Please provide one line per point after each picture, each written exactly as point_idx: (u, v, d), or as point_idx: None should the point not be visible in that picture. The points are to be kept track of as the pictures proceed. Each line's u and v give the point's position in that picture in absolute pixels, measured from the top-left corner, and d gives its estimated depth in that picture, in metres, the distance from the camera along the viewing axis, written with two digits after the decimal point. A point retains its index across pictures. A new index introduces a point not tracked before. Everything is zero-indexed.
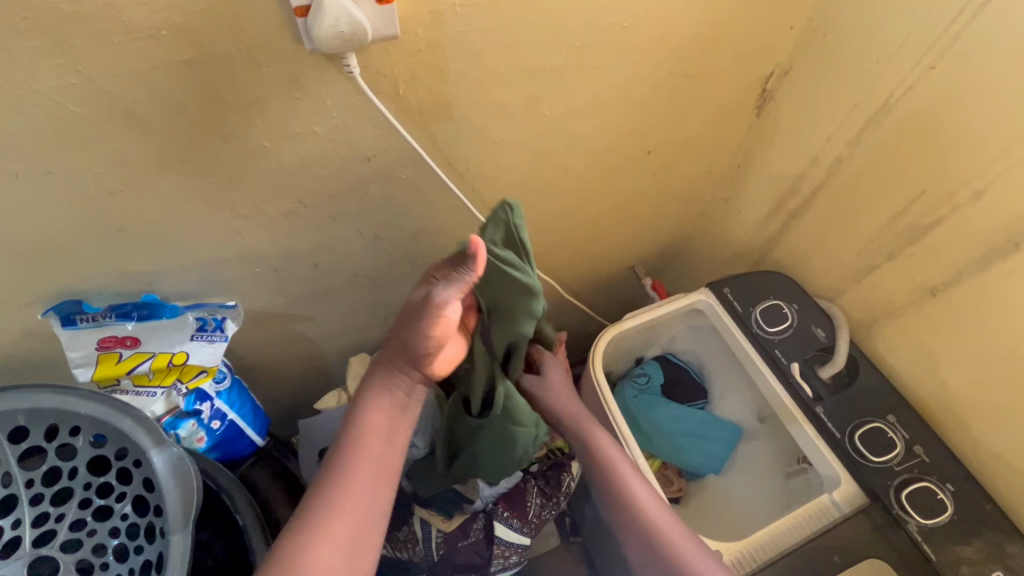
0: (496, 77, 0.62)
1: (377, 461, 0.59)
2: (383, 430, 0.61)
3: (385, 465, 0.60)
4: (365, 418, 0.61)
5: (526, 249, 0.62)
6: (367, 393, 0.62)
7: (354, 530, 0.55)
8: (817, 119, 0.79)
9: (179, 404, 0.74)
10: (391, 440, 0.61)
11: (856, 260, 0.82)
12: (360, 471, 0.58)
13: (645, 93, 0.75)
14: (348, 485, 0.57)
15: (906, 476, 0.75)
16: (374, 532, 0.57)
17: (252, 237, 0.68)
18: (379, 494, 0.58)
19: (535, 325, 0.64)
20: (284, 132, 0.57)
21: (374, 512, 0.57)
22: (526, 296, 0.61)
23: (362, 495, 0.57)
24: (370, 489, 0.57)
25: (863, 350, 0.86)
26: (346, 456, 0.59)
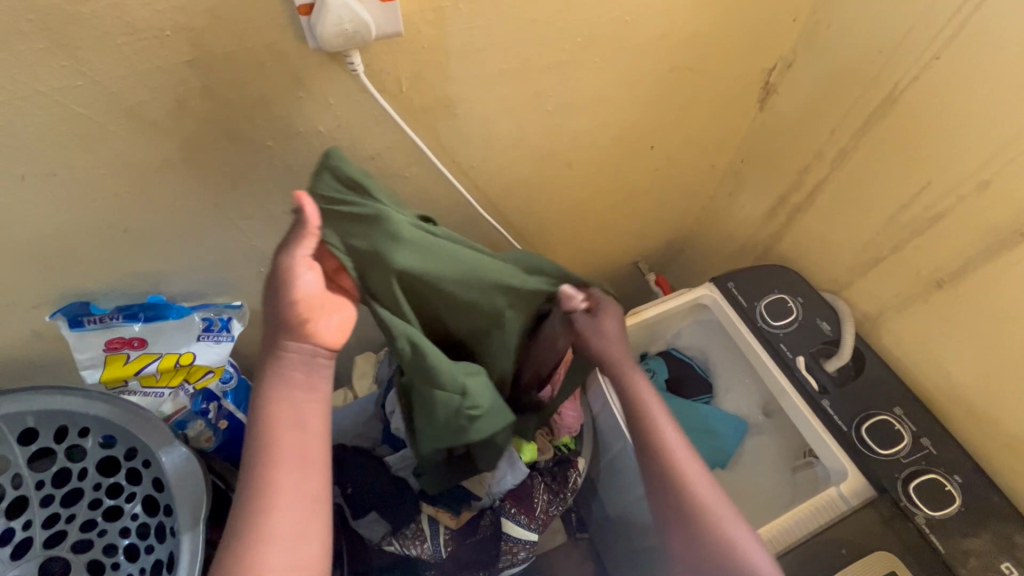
0: (499, 74, 0.62)
1: (298, 452, 0.51)
2: (301, 418, 0.53)
3: (312, 452, 0.52)
4: (274, 417, 0.52)
5: (360, 182, 0.55)
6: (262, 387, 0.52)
7: (299, 523, 0.49)
8: (821, 112, 0.79)
9: (187, 405, 0.74)
10: (304, 428, 0.52)
11: (861, 253, 0.82)
12: (284, 467, 0.50)
13: (648, 88, 0.75)
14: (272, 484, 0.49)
15: (912, 468, 0.76)
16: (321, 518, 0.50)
17: (257, 237, 0.68)
18: (310, 483, 0.51)
19: (405, 247, 0.53)
20: (288, 132, 0.57)
21: (313, 503, 0.50)
22: (373, 222, 0.53)
23: (297, 490, 0.50)
24: (299, 482, 0.50)
25: (868, 342, 0.86)
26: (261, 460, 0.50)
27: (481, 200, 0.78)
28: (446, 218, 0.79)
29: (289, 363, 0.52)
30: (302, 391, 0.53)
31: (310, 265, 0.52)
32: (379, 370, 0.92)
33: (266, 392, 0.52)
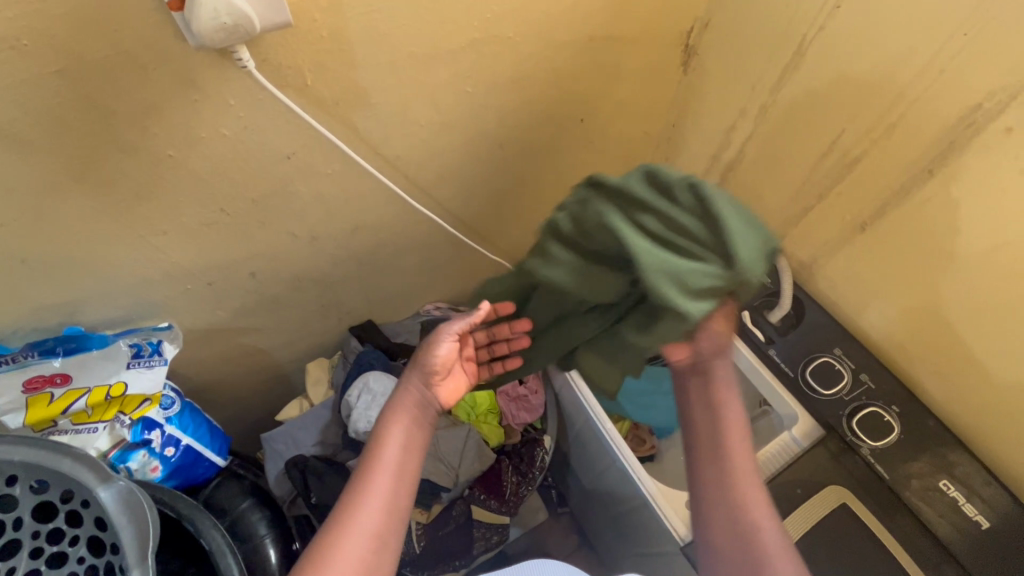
0: (409, 57, 0.60)
1: (393, 479, 0.60)
2: (405, 450, 0.63)
3: (403, 486, 0.61)
4: (385, 437, 0.63)
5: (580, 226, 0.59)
6: (390, 410, 0.65)
7: (373, 542, 0.56)
8: (739, 69, 0.80)
9: (126, 437, 0.69)
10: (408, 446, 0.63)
11: (790, 205, 0.84)
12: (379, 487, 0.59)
13: (569, 59, 0.74)
14: (367, 499, 0.58)
15: (855, 404, 0.80)
16: (391, 546, 0.58)
17: (178, 253, 0.64)
18: (395, 512, 0.59)
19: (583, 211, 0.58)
20: (188, 139, 0.54)
21: (387, 534, 0.58)
22: (577, 210, 0.59)
23: (381, 513, 0.58)
24: (386, 509, 0.58)
25: (805, 289, 0.89)
26: (367, 472, 0.60)
27: (412, 190, 0.77)
28: (381, 211, 0.77)
29: (416, 397, 0.67)
30: (422, 421, 0.66)
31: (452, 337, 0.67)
32: (334, 376, 0.93)
33: (392, 413, 0.64)
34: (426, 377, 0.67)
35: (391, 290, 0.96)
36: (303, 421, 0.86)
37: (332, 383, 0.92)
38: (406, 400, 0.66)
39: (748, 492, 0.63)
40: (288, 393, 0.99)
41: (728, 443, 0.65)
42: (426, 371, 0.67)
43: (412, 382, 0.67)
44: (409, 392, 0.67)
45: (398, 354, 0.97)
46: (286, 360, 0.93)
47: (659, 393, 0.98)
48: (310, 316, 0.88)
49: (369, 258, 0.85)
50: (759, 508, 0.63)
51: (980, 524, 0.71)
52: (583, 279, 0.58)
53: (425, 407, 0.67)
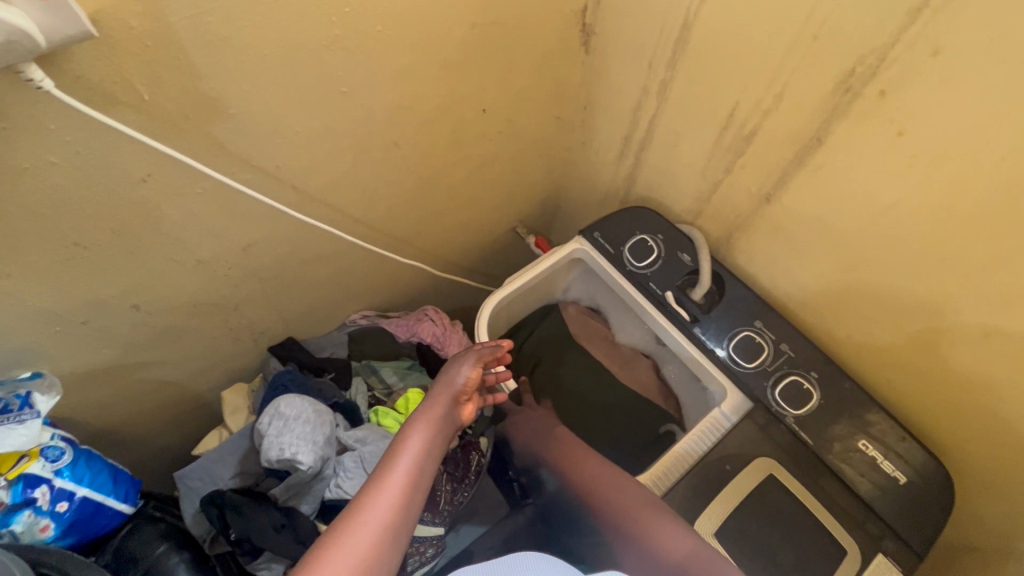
0: (264, 61, 0.54)
1: (408, 484, 0.62)
2: (423, 455, 0.65)
3: (415, 488, 0.63)
4: (407, 438, 0.66)
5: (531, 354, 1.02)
6: (418, 415, 0.69)
7: (380, 538, 0.58)
8: (636, 47, 0.78)
9: (5, 498, 0.63)
10: (423, 461, 0.65)
11: (701, 181, 0.84)
12: (393, 487, 0.62)
13: (454, 50, 0.70)
14: (382, 495, 0.61)
15: (777, 374, 0.81)
16: (397, 543, 0.59)
17: (35, 295, 0.59)
18: (406, 513, 0.61)
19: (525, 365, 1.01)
20: (10, 172, 0.48)
21: (397, 531, 0.59)
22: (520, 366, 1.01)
23: (396, 506, 0.60)
24: (397, 509, 0.60)
25: (725, 264, 0.90)
26: (386, 467, 0.63)
27: (304, 199, 0.72)
28: (276, 226, 0.73)
29: (443, 410, 0.70)
30: (444, 432, 0.69)
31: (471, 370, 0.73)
32: (254, 400, 0.89)
33: (418, 421, 0.68)
34: (453, 396, 0.71)
35: (308, 304, 0.92)
36: (220, 451, 0.81)
37: (253, 408, 0.89)
38: (433, 411, 0.69)
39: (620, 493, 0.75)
40: (213, 420, 0.95)
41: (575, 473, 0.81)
42: (453, 393, 0.72)
43: (440, 398, 0.71)
44: (438, 406, 0.70)
45: (324, 369, 0.94)
46: (203, 388, 0.89)
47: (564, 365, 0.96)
48: (219, 342, 0.83)
49: (273, 275, 0.80)
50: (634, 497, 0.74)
51: (898, 479, 0.73)
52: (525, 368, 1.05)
53: (448, 420, 0.70)
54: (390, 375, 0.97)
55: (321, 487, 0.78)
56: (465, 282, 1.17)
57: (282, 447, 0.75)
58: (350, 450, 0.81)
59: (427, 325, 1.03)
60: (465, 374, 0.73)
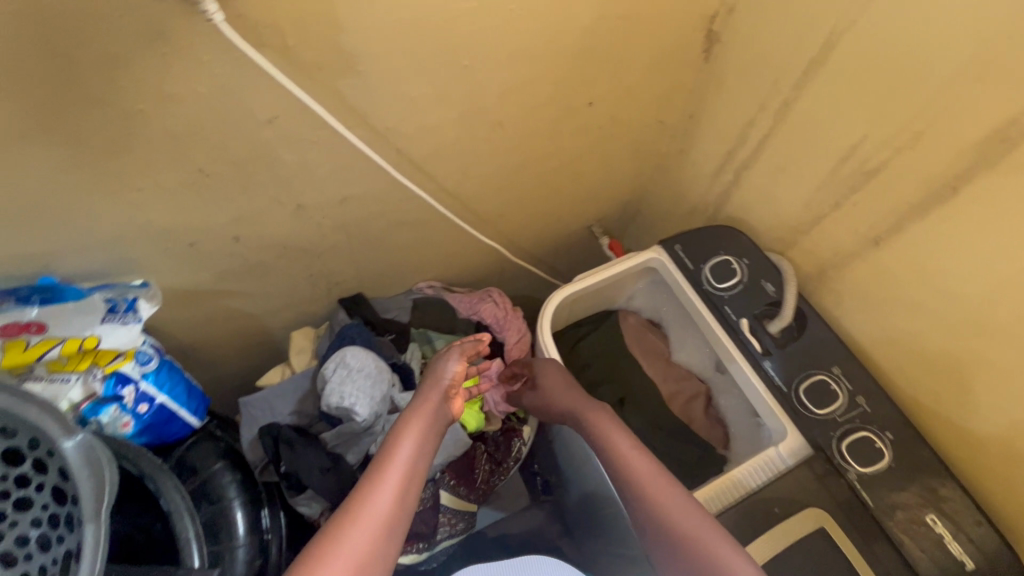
0: (403, 25, 0.56)
1: (404, 477, 0.63)
2: (417, 452, 0.67)
3: (412, 482, 0.64)
4: (401, 434, 0.68)
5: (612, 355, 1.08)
6: (411, 413, 0.71)
7: (382, 531, 0.58)
8: (764, 59, 0.74)
9: (98, 390, 0.69)
10: (421, 451, 0.67)
11: (804, 212, 0.80)
12: (391, 482, 0.62)
13: (577, 39, 0.69)
14: (385, 480, 0.62)
15: (847, 427, 0.76)
16: (395, 537, 0.59)
17: (155, 212, 0.63)
18: (403, 505, 0.61)
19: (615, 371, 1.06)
20: (161, 94, 0.51)
21: (396, 523, 0.59)
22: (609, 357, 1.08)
23: (394, 501, 0.61)
24: (399, 495, 0.61)
25: (810, 302, 0.85)
26: (381, 465, 0.64)
27: (404, 162, 0.74)
28: (373, 185, 0.75)
29: (434, 406, 0.73)
30: (436, 427, 0.72)
31: (457, 363, 0.79)
32: (317, 346, 0.93)
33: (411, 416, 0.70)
34: (443, 391, 0.76)
35: (384, 265, 0.95)
36: (282, 388, 0.86)
37: (315, 353, 0.93)
38: (425, 406, 0.73)
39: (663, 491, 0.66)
40: (276, 358, 1.00)
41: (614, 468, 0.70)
42: (442, 386, 0.76)
43: (429, 394, 0.74)
44: (429, 402, 0.74)
45: (387, 329, 0.97)
46: (274, 326, 0.93)
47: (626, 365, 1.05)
48: (299, 285, 0.88)
49: (359, 231, 0.83)
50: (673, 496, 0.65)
51: (964, 564, 0.68)
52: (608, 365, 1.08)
53: (440, 415, 0.74)
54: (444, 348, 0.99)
55: (368, 441, 0.81)
56: (531, 271, 1.17)
57: (343, 395, 0.79)
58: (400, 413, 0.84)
59: (490, 306, 1.04)
60: (452, 368, 0.79)
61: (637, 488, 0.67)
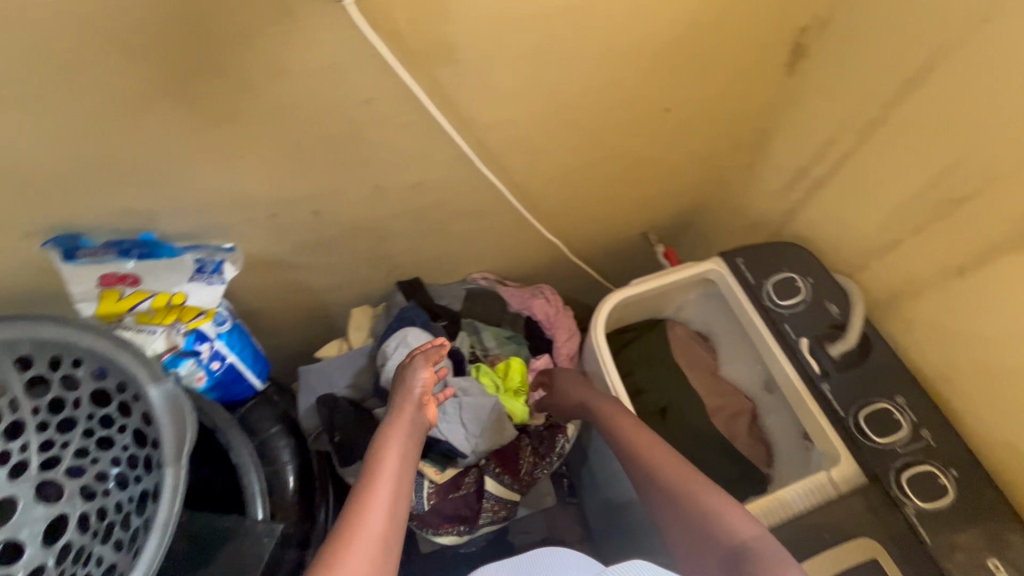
0: (505, 18, 0.58)
1: (392, 497, 0.61)
2: (399, 470, 0.64)
3: (399, 501, 0.61)
4: (383, 454, 0.65)
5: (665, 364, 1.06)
6: (386, 430, 0.68)
7: (378, 556, 0.56)
8: (855, 76, 0.73)
9: (179, 343, 0.74)
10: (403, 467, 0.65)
11: (880, 236, 0.78)
12: (380, 505, 0.59)
13: (665, 44, 0.70)
14: (374, 500, 0.60)
15: (908, 459, 0.74)
16: (391, 562, 0.57)
17: (249, 180, 0.66)
18: (397, 520, 0.60)
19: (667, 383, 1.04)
20: (276, 68, 0.54)
21: (390, 545, 0.57)
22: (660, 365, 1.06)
23: (385, 522, 0.58)
24: (391, 512, 0.60)
25: (876, 328, 0.83)
26: (367, 487, 0.61)
27: (482, 153, 0.75)
28: (448, 172, 0.77)
29: (409, 419, 0.70)
30: (414, 440, 0.69)
31: (425, 368, 0.75)
32: (374, 325, 0.95)
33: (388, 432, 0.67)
34: (415, 401, 0.72)
35: (443, 254, 0.97)
36: (338, 361, 0.89)
37: (372, 332, 0.95)
38: (401, 420, 0.69)
39: (669, 469, 0.68)
40: (330, 334, 1.03)
41: (625, 452, 0.73)
42: (414, 397, 0.72)
43: (402, 405, 0.71)
44: (402, 415, 0.70)
45: (439, 316, 0.97)
46: (333, 303, 0.96)
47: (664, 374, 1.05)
48: (363, 265, 0.90)
49: (427, 216, 0.85)
50: (678, 469, 0.67)
51: None
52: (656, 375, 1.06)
53: (416, 426, 0.71)
54: (490, 340, 1.00)
55: None
56: (582, 273, 1.17)
57: None
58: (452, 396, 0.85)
59: (541, 303, 1.05)
60: (421, 375, 0.74)
61: (649, 474, 0.69)
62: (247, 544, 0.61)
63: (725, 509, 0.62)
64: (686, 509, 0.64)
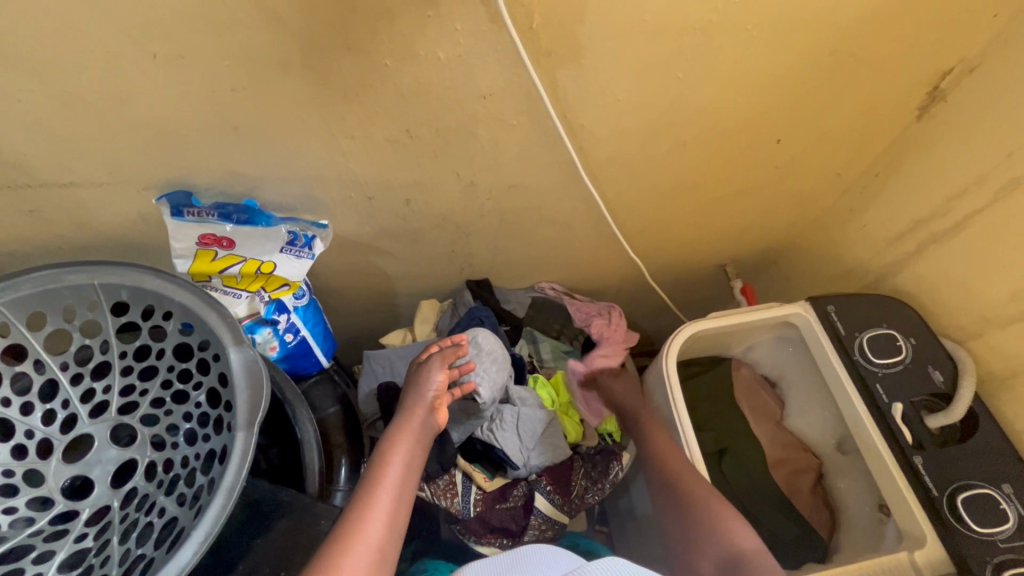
0: (641, 28, 0.56)
1: (393, 502, 0.61)
2: (402, 476, 0.64)
3: (400, 508, 0.62)
4: (388, 458, 0.65)
5: (729, 405, 1.01)
6: (395, 432, 0.68)
7: (373, 561, 0.56)
8: (1002, 129, 0.67)
9: (260, 311, 0.75)
10: (408, 472, 0.65)
11: (1006, 303, 0.72)
12: (381, 509, 0.60)
13: (797, 72, 0.66)
14: (373, 504, 0.60)
15: (1009, 556, 0.67)
16: (386, 568, 0.58)
17: (355, 160, 0.67)
18: (394, 528, 0.60)
19: (730, 425, 0.99)
20: (407, 54, 0.54)
21: (387, 551, 0.58)
22: (723, 404, 1.01)
23: (382, 530, 0.59)
24: (388, 519, 0.60)
25: (984, 403, 0.76)
26: (369, 491, 0.62)
27: (582, 162, 0.74)
28: (544, 177, 0.75)
29: (419, 423, 0.70)
30: (422, 444, 0.69)
31: (439, 372, 0.74)
32: (440, 320, 0.95)
33: (396, 434, 0.68)
34: (427, 405, 0.72)
35: (517, 260, 0.95)
36: (401, 351, 0.89)
37: (436, 327, 0.95)
38: (410, 422, 0.70)
39: (681, 467, 0.78)
40: (392, 322, 1.03)
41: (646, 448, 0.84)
42: (425, 400, 0.72)
43: (414, 408, 0.71)
44: (413, 418, 0.70)
45: (503, 320, 0.95)
46: (401, 292, 0.96)
47: (727, 414, 1.00)
48: (438, 259, 0.90)
49: (512, 219, 0.83)
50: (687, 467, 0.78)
51: None
52: (719, 417, 1.00)
53: (425, 430, 0.70)
54: (548, 352, 0.97)
55: (474, 424, 0.82)
56: (650, 297, 1.13)
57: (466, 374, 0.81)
58: (511, 404, 0.83)
59: (601, 322, 1.00)
60: (435, 379, 0.74)
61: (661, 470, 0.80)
62: (304, 524, 0.62)
63: (708, 498, 0.74)
64: (684, 496, 0.76)
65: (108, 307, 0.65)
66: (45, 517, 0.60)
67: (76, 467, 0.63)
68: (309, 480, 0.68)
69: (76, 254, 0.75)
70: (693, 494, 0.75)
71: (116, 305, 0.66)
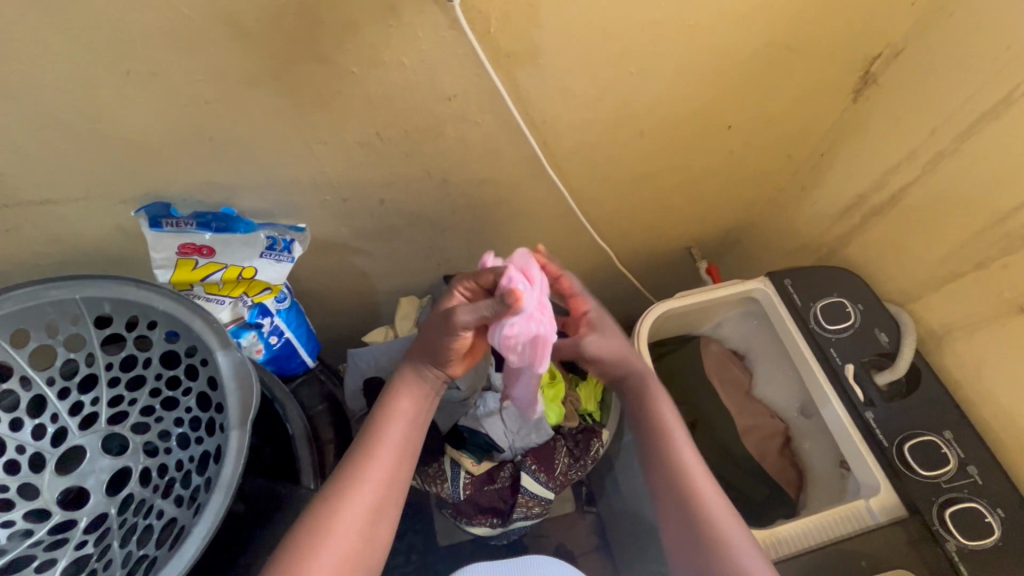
0: (592, 28, 0.60)
1: (390, 467, 0.65)
2: (405, 433, 0.68)
3: (398, 469, 0.66)
4: (393, 415, 0.68)
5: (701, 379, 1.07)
6: (400, 390, 0.70)
7: (366, 521, 0.62)
8: (925, 107, 0.74)
9: (244, 315, 0.78)
10: (413, 430, 0.69)
11: (939, 267, 0.79)
12: (372, 478, 0.64)
13: (740, 63, 0.71)
14: (367, 473, 0.64)
15: (952, 495, 0.73)
16: (377, 527, 0.63)
17: (329, 165, 0.69)
18: (389, 491, 0.65)
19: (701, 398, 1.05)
20: (373, 61, 0.57)
21: (383, 509, 0.64)
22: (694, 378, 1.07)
23: (376, 495, 0.63)
24: (383, 484, 0.64)
25: (925, 359, 0.83)
26: (366, 455, 0.65)
27: (547, 155, 0.77)
28: (511, 171, 0.79)
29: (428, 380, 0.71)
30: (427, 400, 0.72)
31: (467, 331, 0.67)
32: (420, 315, 0.97)
33: (402, 394, 0.70)
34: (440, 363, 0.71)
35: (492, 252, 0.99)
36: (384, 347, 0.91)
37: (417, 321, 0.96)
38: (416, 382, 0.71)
39: (685, 451, 0.74)
40: (374, 320, 1.05)
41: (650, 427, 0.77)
42: (442, 356, 0.70)
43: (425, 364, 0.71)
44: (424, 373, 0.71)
45: None
46: (381, 290, 0.99)
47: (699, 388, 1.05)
48: (415, 256, 0.93)
49: (483, 213, 0.87)
50: (691, 455, 0.74)
51: None
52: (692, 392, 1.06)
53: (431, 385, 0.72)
54: None
55: (461, 412, 0.87)
56: (621, 281, 1.18)
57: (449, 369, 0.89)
58: (493, 391, 0.87)
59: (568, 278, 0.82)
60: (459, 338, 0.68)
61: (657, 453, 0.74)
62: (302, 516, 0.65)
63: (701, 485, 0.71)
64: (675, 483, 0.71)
65: (92, 321, 0.66)
66: (43, 528, 0.62)
67: (70, 478, 0.64)
68: (302, 473, 0.70)
69: (54, 270, 0.75)
70: (689, 478, 0.72)
71: (99, 318, 0.68)
